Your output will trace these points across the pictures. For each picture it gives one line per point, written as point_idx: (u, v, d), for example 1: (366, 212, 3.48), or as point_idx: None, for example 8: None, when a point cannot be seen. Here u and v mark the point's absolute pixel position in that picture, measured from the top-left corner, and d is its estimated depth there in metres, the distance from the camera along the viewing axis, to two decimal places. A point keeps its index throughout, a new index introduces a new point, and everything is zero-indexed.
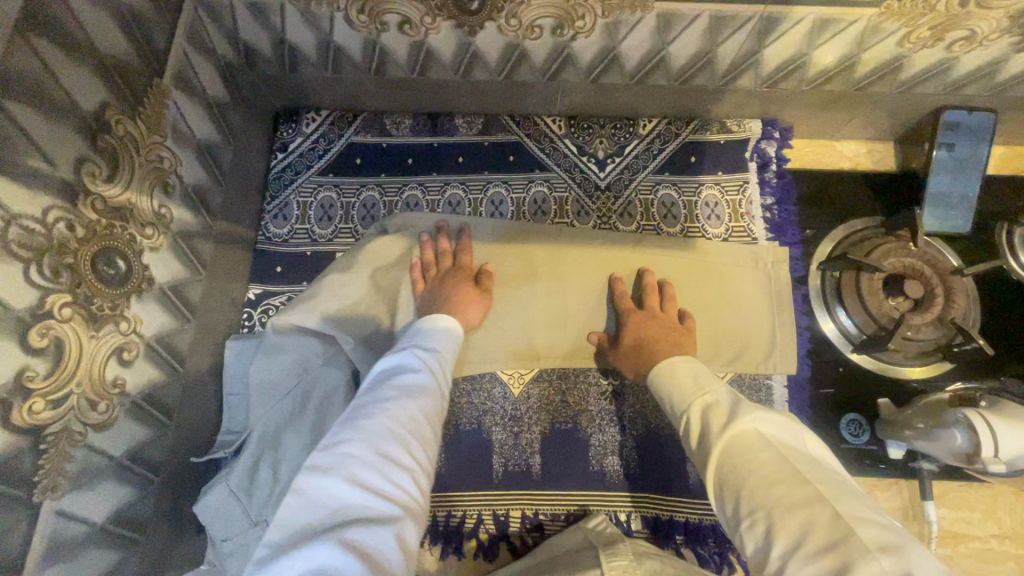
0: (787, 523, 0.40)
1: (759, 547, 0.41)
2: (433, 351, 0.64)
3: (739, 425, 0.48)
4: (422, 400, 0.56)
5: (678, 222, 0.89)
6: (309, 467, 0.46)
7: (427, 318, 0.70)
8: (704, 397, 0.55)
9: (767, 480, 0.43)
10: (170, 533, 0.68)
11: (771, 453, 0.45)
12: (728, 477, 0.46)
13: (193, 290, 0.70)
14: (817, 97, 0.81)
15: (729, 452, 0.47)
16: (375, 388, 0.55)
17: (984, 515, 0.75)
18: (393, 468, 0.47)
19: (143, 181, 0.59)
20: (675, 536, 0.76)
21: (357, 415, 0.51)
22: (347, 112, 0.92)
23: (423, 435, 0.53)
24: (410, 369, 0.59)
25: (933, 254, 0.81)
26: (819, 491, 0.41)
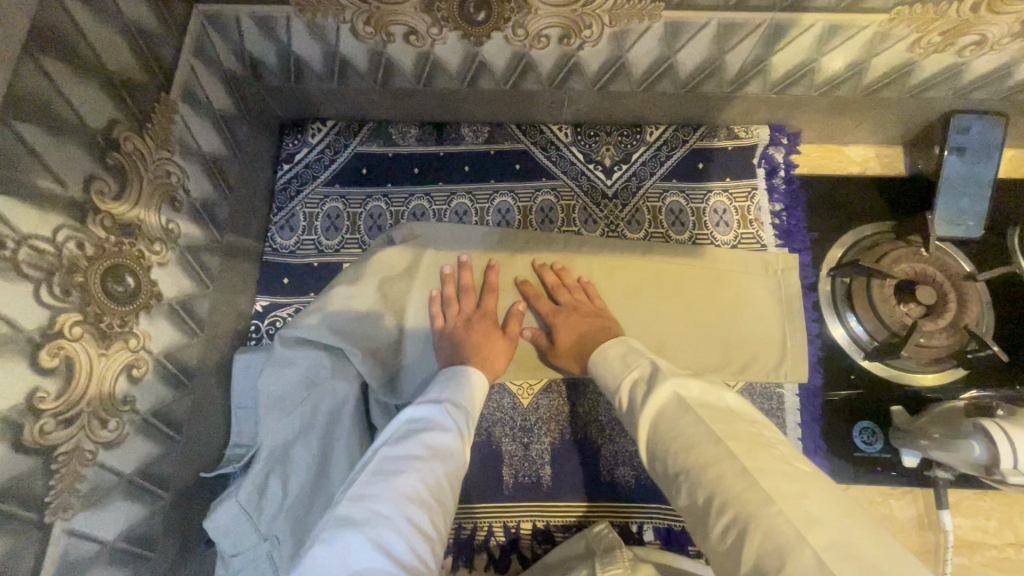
0: (708, 471, 0.45)
1: (687, 497, 0.47)
2: (463, 405, 0.64)
3: (661, 394, 0.54)
4: (449, 462, 0.57)
5: (686, 229, 0.88)
6: (337, 525, 0.48)
7: (458, 369, 0.70)
8: (630, 374, 0.60)
9: (687, 439, 0.48)
10: (180, 548, 0.67)
11: (689, 414, 0.50)
12: (660, 444, 0.51)
13: (201, 304, 0.70)
14: (826, 103, 0.81)
15: (658, 420, 0.52)
16: (404, 443, 0.56)
17: (1000, 524, 0.74)
18: (415, 537, 0.49)
19: (151, 196, 0.59)
20: (688, 547, 0.76)
21: (384, 474, 0.53)
22: (353, 122, 0.92)
23: (445, 502, 0.54)
24: (439, 425, 0.60)
25: (945, 260, 0.80)
26: (729, 441, 0.46)
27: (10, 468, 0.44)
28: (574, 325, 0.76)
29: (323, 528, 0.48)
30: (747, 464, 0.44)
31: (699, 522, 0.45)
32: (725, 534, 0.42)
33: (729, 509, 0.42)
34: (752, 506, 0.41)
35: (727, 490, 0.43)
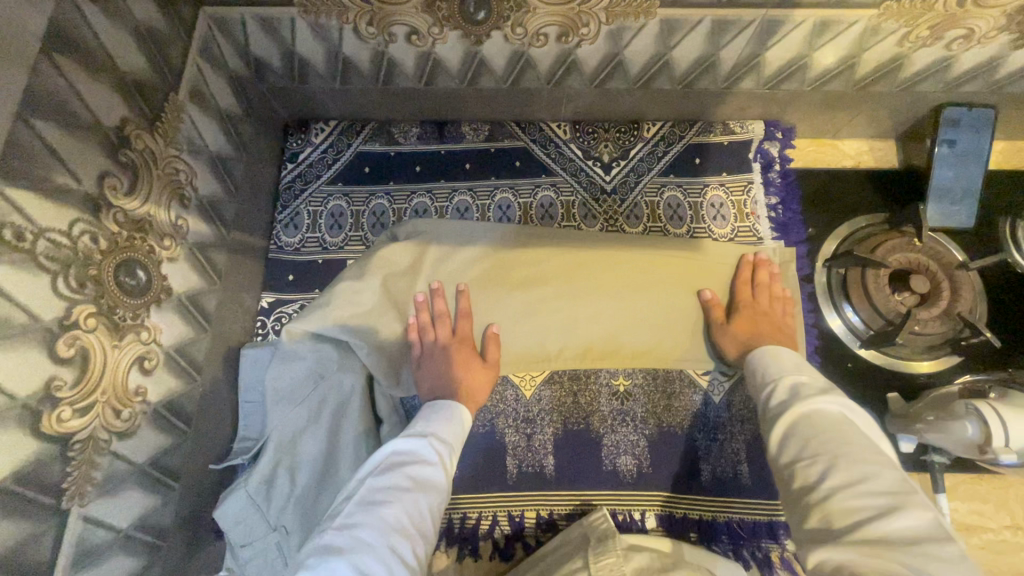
0: (851, 469, 0.48)
1: (812, 478, 0.50)
2: (447, 437, 0.67)
3: (831, 402, 0.56)
4: (431, 494, 0.60)
5: (684, 223, 0.90)
6: (321, 554, 0.50)
7: (441, 400, 0.73)
8: (800, 375, 0.63)
9: (842, 436, 0.51)
10: (190, 538, 0.68)
11: (854, 428, 0.53)
12: (806, 430, 0.54)
13: (209, 300, 0.71)
14: (819, 98, 0.82)
15: (812, 415, 0.55)
16: (389, 475, 0.59)
17: (997, 507, 0.76)
18: (396, 566, 0.51)
19: (161, 193, 0.61)
20: (689, 533, 0.77)
21: (369, 505, 0.56)
22: (355, 121, 0.94)
23: (426, 533, 0.57)
24: (422, 457, 0.63)
25: (938, 249, 0.82)
26: (883, 460, 0.49)
27: (29, 454, 0.46)
28: (757, 322, 0.78)
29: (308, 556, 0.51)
30: (894, 479, 0.47)
31: (817, 495, 0.48)
32: (843, 516, 0.45)
33: (863, 499, 0.45)
34: (890, 504, 0.44)
35: (857, 485, 0.47)
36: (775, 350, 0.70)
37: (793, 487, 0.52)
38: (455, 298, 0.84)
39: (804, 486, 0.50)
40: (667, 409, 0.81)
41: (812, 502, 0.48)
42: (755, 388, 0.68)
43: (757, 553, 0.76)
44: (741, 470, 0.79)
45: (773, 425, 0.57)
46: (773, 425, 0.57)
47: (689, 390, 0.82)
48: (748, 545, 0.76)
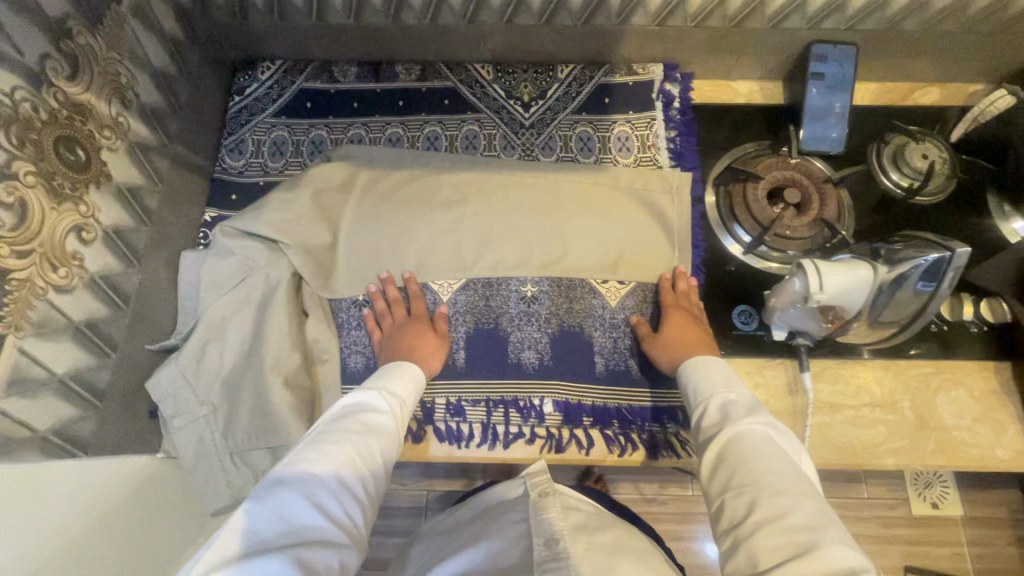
0: (778, 502, 0.55)
1: (739, 510, 0.57)
2: (398, 392, 0.74)
3: (758, 423, 0.64)
4: (383, 439, 0.67)
5: (593, 154, 0.99)
6: (275, 485, 0.57)
7: (393, 364, 0.79)
8: (731, 391, 0.69)
9: (767, 467, 0.59)
10: (126, 407, 0.76)
11: (776, 453, 0.60)
12: (735, 458, 0.61)
13: (150, 198, 0.80)
14: (704, 35, 0.94)
15: (739, 440, 0.62)
16: (342, 421, 0.66)
17: (857, 387, 0.86)
18: (344, 502, 0.59)
19: (101, 89, 0.69)
20: (583, 417, 0.84)
21: (321, 444, 0.62)
22: (298, 62, 1.02)
23: (378, 474, 0.64)
24: (375, 408, 0.70)
25: (809, 166, 0.93)
26: (802, 492, 0.56)
27: None
28: (683, 330, 0.82)
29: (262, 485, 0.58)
30: (812, 513, 0.54)
31: (743, 529, 0.55)
32: (763, 554, 0.52)
33: (783, 539, 0.52)
34: (808, 545, 0.51)
35: (782, 522, 0.54)
36: (706, 359, 0.76)
37: (724, 514, 0.59)
38: (405, 286, 0.90)
39: (732, 521, 0.57)
40: (569, 310, 0.89)
41: (738, 536, 0.55)
42: (690, 399, 0.74)
43: (644, 436, 0.83)
44: (632, 364, 0.87)
45: (704, 454, 0.65)
46: (705, 453, 0.65)
47: (590, 295, 0.90)
48: (636, 429, 0.83)
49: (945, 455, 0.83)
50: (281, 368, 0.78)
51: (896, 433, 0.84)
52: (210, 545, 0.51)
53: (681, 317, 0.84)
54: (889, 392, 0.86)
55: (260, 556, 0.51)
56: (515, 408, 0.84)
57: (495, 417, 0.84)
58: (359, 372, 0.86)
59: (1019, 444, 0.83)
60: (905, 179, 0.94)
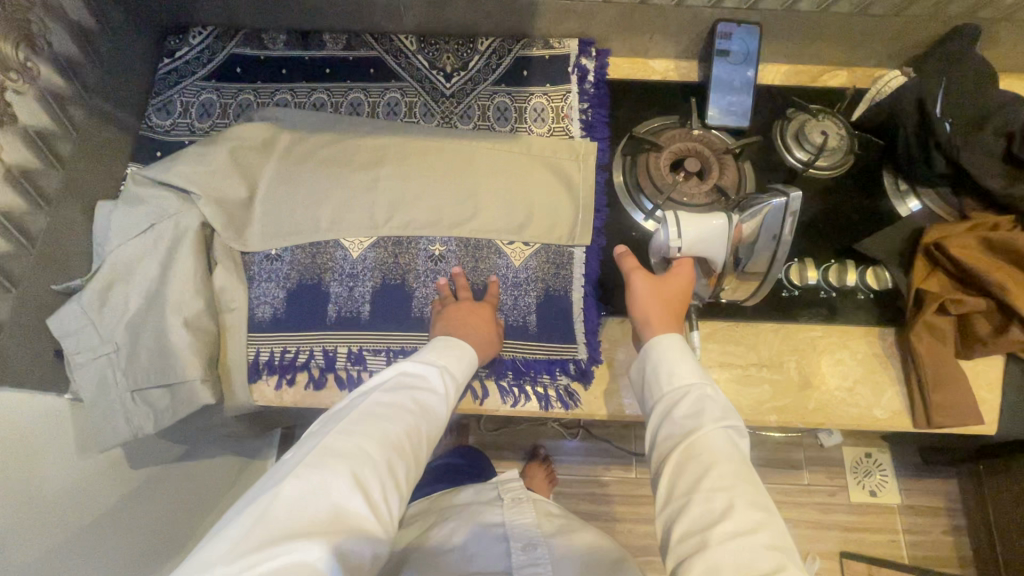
0: (747, 517, 0.59)
1: (710, 517, 0.60)
2: (454, 373, 0.77)
3: (728, 431, 0.66)
4: (427, 426, 0.70)
5: (509, 123, 1.03)
6: (329, 455, 0.60)
7: (450, 339, 0.80)
8: (707, 387, 0.70)
9: (738, 478, 0.62)
10: (28, 344, 0.78)
11: (742, 467, 0.64)
12: (708, 462, 0.63)
13: (63, 145, 0.83)
14: (613, 11, 0.98)
15: (710, 444, 0.64)
16: (395, 396, 0.69)
17: (747, 348, 0.89)
18: (387, 486, 0.62)
19: (8, 33, 0.72)
20: (479, 370, 0.87)
21: (373, 420, 0.66)
22: (229, 29, 1.06)
23: (418, 460, 0.67)
24: (427, 389, 0.73)
25: (710, 137, 0.97)
26: (765, 508, 0.61)
27: None
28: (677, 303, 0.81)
29: (317, 451, 0.61)
30: (777, 534, 0.59)
31: (714, 535, 0.58)
32: (735, 563, 0.56)
33: (753, 552, 0.57)
34: (774, 565, 0.56)
35: (755, 538, 0.58)
36: (680, 346, 0.74)
37: (688, 513, 0.61)
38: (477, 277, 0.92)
39: (699, 525, 0.60)
40: (475, 269, 0.93)
41: (705, 538, 0.59)
42: (659, 378, 0.73)
43: (537, 388, 0.86)
44: (530, 320, 0.90)
45: (676, 448, 0.66)
46: (677, 447, 0.66)
47: (495, 255, 0.94)
48: (530, 381, 0.87)
49: (826, 414, 0.86)
50: (182, 311, 0.81)
51: (780, 391, 0.87)
52: (265, 512, 0.54)
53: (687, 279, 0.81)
54: (776, 353, 0.89)
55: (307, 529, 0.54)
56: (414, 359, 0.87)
57: None
58: (266, 322, 0.88)
59: (897, 404, 0.86)
60: (805, 154, 0.98)
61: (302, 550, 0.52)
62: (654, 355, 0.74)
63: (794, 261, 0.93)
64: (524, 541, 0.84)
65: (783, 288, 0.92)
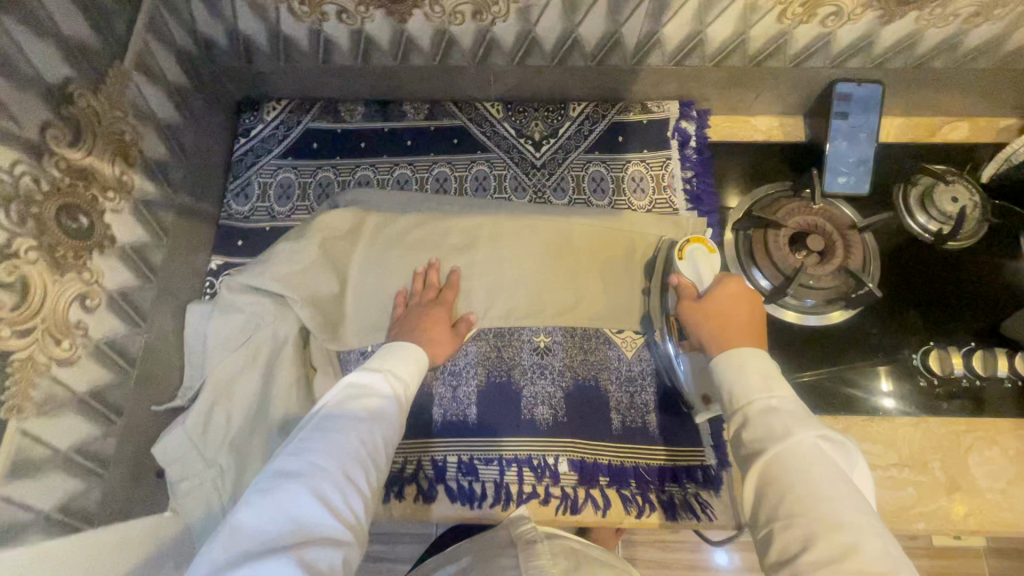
0: (834, 542, 0.49)
1: (793, 545, 0.51)
2: (401, 377, 0.72)
3: (806, 442, 0.56)
4: (385, 426, 0.64)
5: (607, 196, 0.97)
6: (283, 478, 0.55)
7: (399, 345, 0.77)
8: (772, 394, 0.60)
9: (825, 496, 0.52)
10: (132, 474, 0.74)
11: (831, 478, 0.53)
12: (784, 487, 0.54)
13: (156, 253, 0.78)
14: (722, 74, 0.90)
15: (788, 459, 0.55)
16: (346, 409, 0.63)
17: (885, 446, 0.83)
18: (350, 494, 0.57)
19: (103, 150, 0.67)
20: (599, 477, 0.82)
21: (325, 435, 0.60)
22: (304, 101, 0.99)
23: (380, 464, 0.62)
24: (378, 394, 0.67)
25: (834, 212, 0.89)
26: (859, 524, 0.51)
27: None
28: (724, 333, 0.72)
29: (267, 478, 0.55)
30: (877, 554, 0.49)
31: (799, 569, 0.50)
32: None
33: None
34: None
35: (850, 563, 0.48)
36: (744, 353, 0.65)
37: (771, 545, 0.53)
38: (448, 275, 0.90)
39: (784, 555, 0.52)
40: (583, 362, 0.87)
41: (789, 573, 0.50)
42: (723, 397, 0.64)
43: (662, 494, 0.81)
44: (649, 420, 0.84)
45: (747, 476, 0.57)
46: (747, 474, 0.57)
47: (604, 345, 0.89)
48: (654, 489, 0.81)
49: (979, 522, 0.78)
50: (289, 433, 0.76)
51: (926, 495, 0.80)
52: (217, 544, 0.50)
53: (741, 290, 0.74)
54: (918, 451, 0.82)
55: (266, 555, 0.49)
56: (529, 466, 0.82)
57: (509, 476, 0.82)
58: None
59: None
60: (933, 222, 0.90)
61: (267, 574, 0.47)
62: (716, 371, 0.65)
63: (932, 346, 0.86)
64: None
65: (920, 377, 0.85)
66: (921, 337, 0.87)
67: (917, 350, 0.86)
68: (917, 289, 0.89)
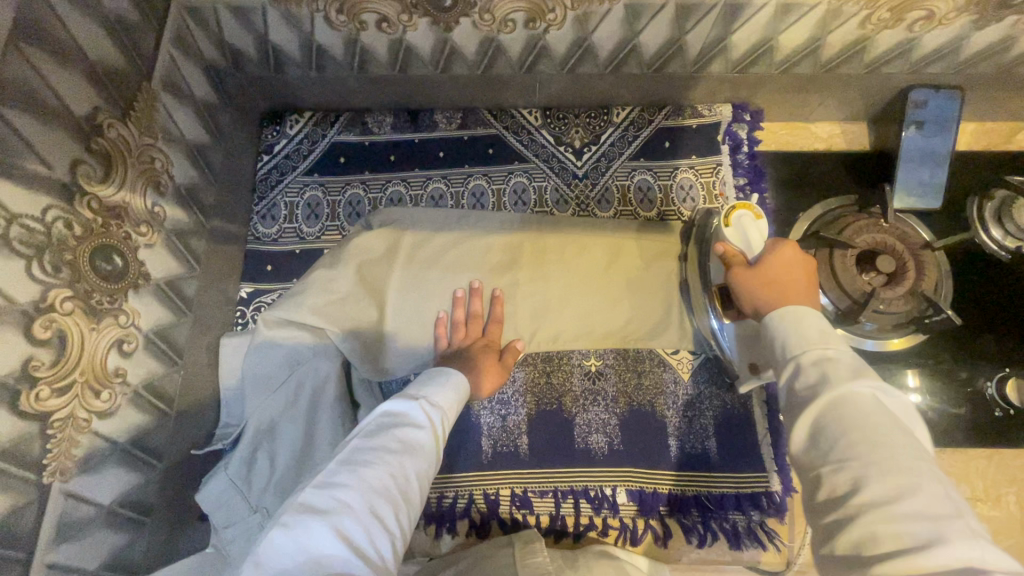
0: (887, 485, 0.40)
1: (841, 488, 0.41)
2: (438, 405, 0.63)
3: (860, 384, 0.45)
4: (419, 458, 0.55)
5: (654, 206, 0.90)
6: (301, 511, 0.46)
7: (442, 369, 0.71)
8: (828, 348, 0.50)
9: (881, 438, 0.42)
10: (175, 520, 0.71)
11: (891, 423, 0.43)
12: (830, 425, 0.44)
13: (189, 285, 0.74)
14: (787, 81, 0.83)
15: (841, 405, 0.45)
16: (375, 437, 0.55)
17: (957, 480, 0.81)
18: (376, 530, 0.47)
19: (136, 182, 0.63)
20: (659, 508, 0.78)
21: (352, 465, 0.51)
22: (330, 112, 0.93)
23: (412, 499, 0.52)
24: (411, 422, 0.58)
25: (903, 229, 0.82)
26: (916, 466, 0.41)
27: (8, 430, 0.48)
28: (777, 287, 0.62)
29: (285, 513, 0.46)
30: (938, 496, 0.39)
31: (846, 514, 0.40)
32: (879, 541, 0.38)
33: (900, 523, 0.38)
34: (931, 535, 0.37)
35: (910, 506, 0.38)
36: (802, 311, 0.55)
37: (814, 494, 0.44)
38: (490, 302, 0.83)
39: (829, 499, 0.42)
40: (638, 387, 0.82)
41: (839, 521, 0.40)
42: (776, 355, 0.54)
43: (725, 525, 0.78)
44: (709, 446, 0.80)
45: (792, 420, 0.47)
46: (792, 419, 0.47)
47: (659, 369, 0.83)
48: (717, 518, 0.78)
49: None
50: None
51: (1001, 532, 0.80)
52: None
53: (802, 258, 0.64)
54: (993, 484, 0.81)
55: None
56: (586, 498, 0.79)
57: (564, 509, 0.79)
58: None
59: None
60: (1011, 239, 0.80)
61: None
62: (766, 328, 0.57)
63: (1009, 374, 0.80)
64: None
65: (995, 407, 0.80)
66: (997, 364, 0.81)
67: (992, 379, 0.81)
68: (993, 310, 0.83)
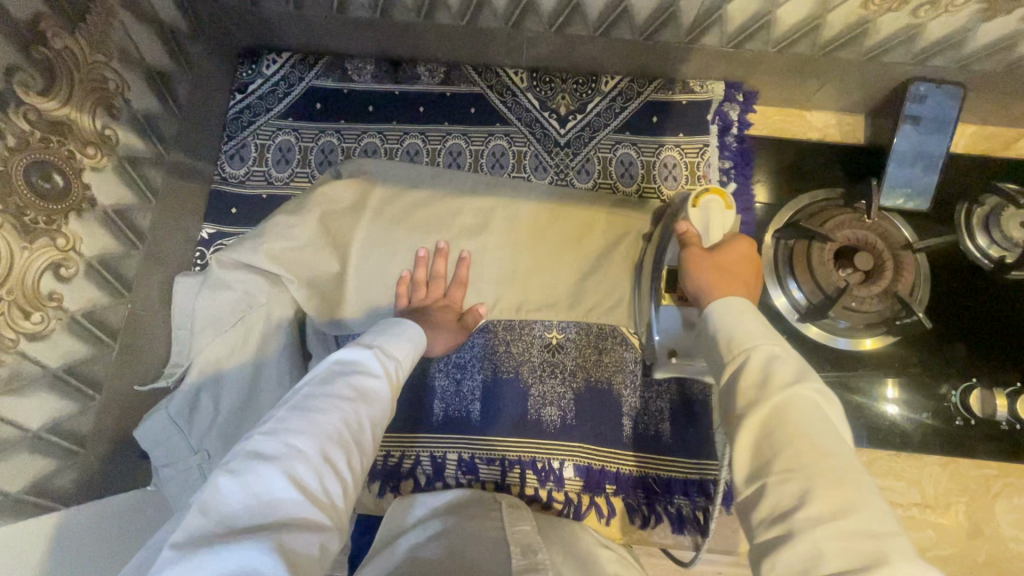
0: (836, 492, 0.38)
1: (786, 501, 0.40)
2: (393, 355, 0.60)
3: (805, 389, 0.44)
4: (375, 408, 0.53)
5: (635, 182, 0.87)
6: (248, 456, 0.43)
7: (396, 320, 0.67)
8: (775, 344, 0.47)
9: (839, 436, 0.40)
10: (113, 453, 0.70)
11: (834, 427, 0.42)
12: (790, 424, 0.42)
13: (142, 217, 0.72)
14: (784, 61, 0.80)
15: (791, 408, 0.43)
16: (329, 384, 0.51)
17: (909, 483, 0.81)
18: (331, 476, 0.45)
19: (83, 100, 0.60)
20: (605, 485, 0.78)
21: (304, 411, 0.48)
22: (310, 55, 0.90)
23: (365, 446, 0.50)
24: (367, 370, 0.55)
25: (887, 229, 0.79)
26: (866, 466, 0.39)
27: None
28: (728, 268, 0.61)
29: (229, 457, 0.43)
30: (892, 502, 0.37)
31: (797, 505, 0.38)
32: (830, 551, 0.36)
33: (850, 528, 0.36)
34: (879, 548, 0.35)
35: None
36: (743, 307, 0.53)
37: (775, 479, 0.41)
38: (456, 264, 0.81)
39: (775, 510, 0.40)
40: (597, 364, 0.81)
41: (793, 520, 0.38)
42: (716, 350, 0.51)
43: (669, 508, 0.77)
44: (662, 429, 0.79)
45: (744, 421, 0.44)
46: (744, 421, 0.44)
47: (621, 347, 0.81)
48: (662, 501, 0.77)
49: (996, 569, 0.78)
50: None
51: (945, 539, 0.79)
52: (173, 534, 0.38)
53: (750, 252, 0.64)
54: (944, 492, 0.80)
55: (227, 547, 0.37)
56: (532, 469, 0.78)
57: (510, 477, 0.78)
58: None
59: None
60: (995, 247, 0.78)
61: (228, 570, 0.36)
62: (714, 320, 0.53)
63: (973, 383, 0.79)
64: (522, 547, 0.56)
65: (956, 416, 0.79)
66: (963, 374, 0.80)
67: (957, 388, 0.79)
68: (967, 318, 0.81)
